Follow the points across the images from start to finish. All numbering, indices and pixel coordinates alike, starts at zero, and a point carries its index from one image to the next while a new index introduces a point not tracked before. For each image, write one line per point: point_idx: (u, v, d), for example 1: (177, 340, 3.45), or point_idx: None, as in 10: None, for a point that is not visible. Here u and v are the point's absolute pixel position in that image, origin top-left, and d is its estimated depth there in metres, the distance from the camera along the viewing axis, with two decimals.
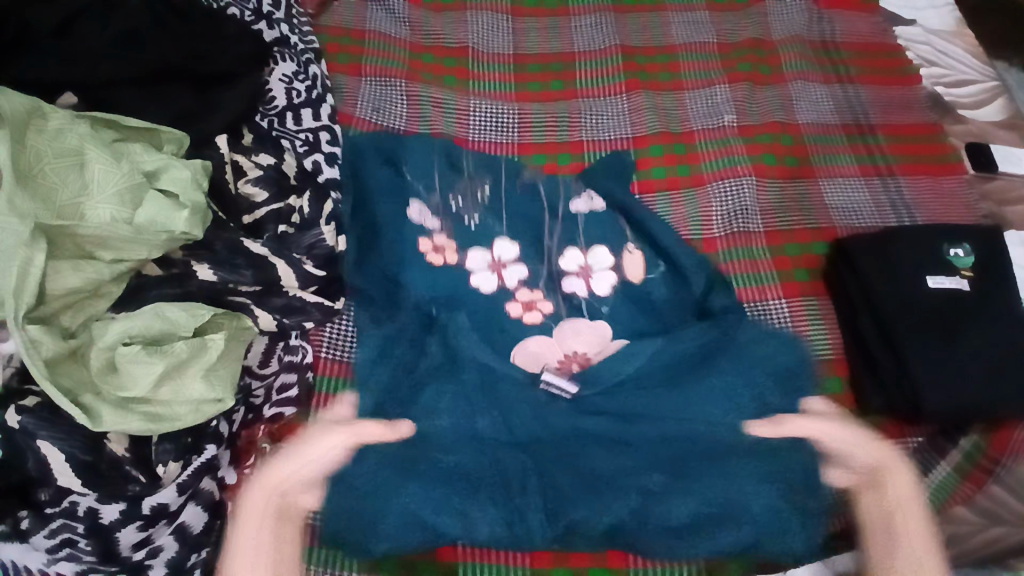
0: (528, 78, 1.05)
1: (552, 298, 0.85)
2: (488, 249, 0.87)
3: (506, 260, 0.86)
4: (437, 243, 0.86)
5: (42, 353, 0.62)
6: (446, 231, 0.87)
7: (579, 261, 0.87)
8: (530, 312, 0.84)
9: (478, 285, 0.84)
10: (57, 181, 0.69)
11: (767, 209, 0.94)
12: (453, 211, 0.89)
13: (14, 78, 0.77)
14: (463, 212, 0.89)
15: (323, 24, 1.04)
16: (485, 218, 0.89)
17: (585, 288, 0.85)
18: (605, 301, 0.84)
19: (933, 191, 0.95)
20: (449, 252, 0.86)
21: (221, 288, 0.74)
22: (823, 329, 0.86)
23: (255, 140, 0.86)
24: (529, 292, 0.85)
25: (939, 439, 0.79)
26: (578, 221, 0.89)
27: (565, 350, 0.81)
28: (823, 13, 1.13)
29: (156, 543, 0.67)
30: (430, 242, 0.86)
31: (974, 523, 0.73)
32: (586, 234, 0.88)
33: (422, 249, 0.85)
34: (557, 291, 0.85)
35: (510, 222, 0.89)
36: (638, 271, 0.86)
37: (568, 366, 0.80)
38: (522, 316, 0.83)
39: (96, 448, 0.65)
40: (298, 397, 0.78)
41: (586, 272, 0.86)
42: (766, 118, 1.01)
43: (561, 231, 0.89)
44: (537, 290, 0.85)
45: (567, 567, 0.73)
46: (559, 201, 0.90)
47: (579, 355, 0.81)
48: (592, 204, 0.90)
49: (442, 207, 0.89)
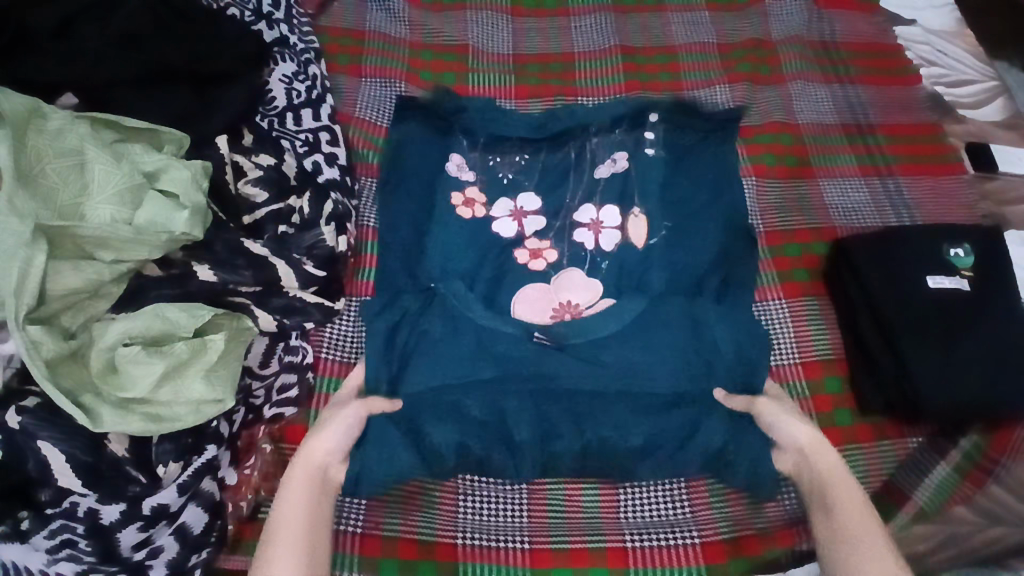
0: (527, 77, 1.04)
1: (560, 247, 0.83)
2: (511, 198, 0.86)
3: (527, 209, 0.85)
4: (467, 197, 0.86)
5: (41, 353, 0.62)
6: (478, 185, 0.87)
7: (591, 215, 0.85)
8: (536, 260, 0.82)
9: (499, 230, 0.84)
10: (58, 181, 0.68)
11: (766, 211, 0.94)
12: (490, 166, 0.88)
13: (13, 79, 0.77)
14: (499, 169, 0.88)
15: (323, 23, 1.05)
16: (518, 177, 0.88)
17: (593, 241, 0.83)
18: (608, 257, 0.82)
19: (933, 191, 0.96)
20: (478, 205, 0.85)
21: (220, 289, 0.74)
22: (823, 328, 0.87)
23: (255, 142, 0.85)
24: (539, 242, 0.83)
25: (939, 439, 0.80)
26: (598, 184, 0.87)
27: (559, 298, 0.79)
28: (823, 13, 1.13)
29: (156, 543, 0.67)
30: (462, 195, 0.86)
31: (973, 523, 0.74)
32: (603, 194, 0.86)
33: (453, 204, 0.85)
34: (564, 241, 0.83)
35: (539, 180, 0.88)
36: (640, 236, 0.82)
37: (561, 315, 0.78)
38: (528, 263, 0.82)
39: (96, 449, 0.65)
40: (298, 397, 0.78)
41: (596, 226, 0.84)
42: (767, 118, 1.02)
43: (583, 191, 0.87)
44: (547, 240, 0.83)
45: (567, 568, 0.71)
46: (584, 166, 0.88)
47: (572, 305, 0.78)
48: (615, 167, 0.88)
49: (480, 163, 0.88)
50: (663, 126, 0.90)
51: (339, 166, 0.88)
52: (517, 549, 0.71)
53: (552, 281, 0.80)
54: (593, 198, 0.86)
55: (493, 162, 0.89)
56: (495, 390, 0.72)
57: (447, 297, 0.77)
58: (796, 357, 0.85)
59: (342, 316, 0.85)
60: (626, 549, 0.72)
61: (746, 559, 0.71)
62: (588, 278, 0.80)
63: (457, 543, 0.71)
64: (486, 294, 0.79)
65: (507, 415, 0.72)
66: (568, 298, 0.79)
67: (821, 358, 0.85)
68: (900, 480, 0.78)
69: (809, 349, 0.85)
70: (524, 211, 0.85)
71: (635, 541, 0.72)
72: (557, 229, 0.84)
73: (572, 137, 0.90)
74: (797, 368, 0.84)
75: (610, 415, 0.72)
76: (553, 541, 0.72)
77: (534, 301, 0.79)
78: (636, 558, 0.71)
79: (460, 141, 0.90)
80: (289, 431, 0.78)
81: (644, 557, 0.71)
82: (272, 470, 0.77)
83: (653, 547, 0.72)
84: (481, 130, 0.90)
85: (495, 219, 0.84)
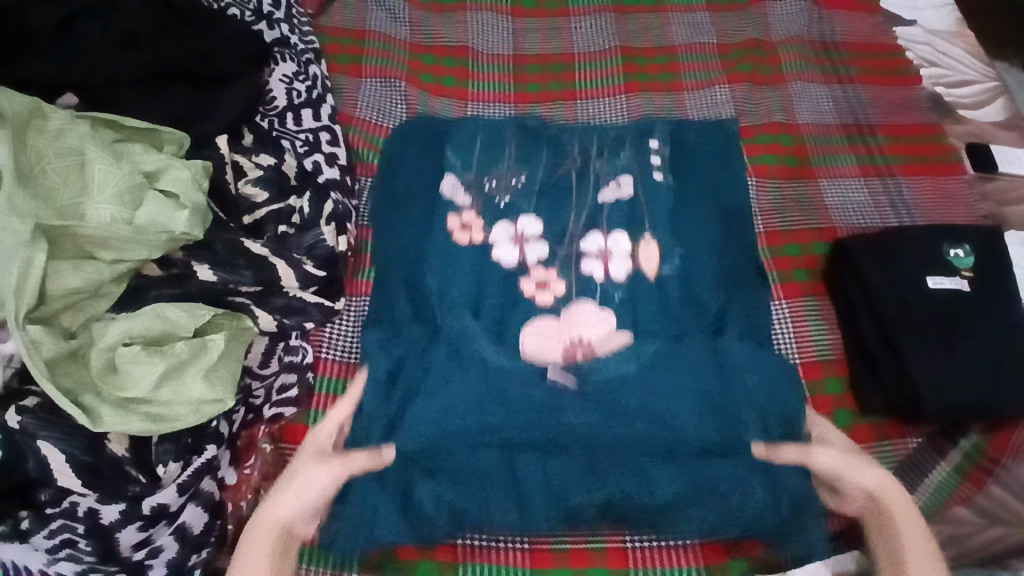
0: (527, 78, 1.05)
1: (567, 278, 0.84)
2: (512, 223, 0.88)
3: (528, 234, 0.87)
4: (464, 221, 0.88)
5: (42, 353, 0.62)
6: (473, 208, 0.89)
7: (599, 243, 0.86)
8: (543, 292, 0.83)
9: (500, 258, 0.85)
10: (58, 181, 0.68)
11: (766, 211, 0.94)
12: (486, 191, 0.90)
13: (17, 79, 0.78)
14: (496, 194, 0.90)
15: (323, 23, 1.05)
16: (515, 199, 0.90)
17: (603, 271, 0.85)
18: (619, 287, 0.84)
19: (933, 191, 0.96)
20: (475, 230, 0.87)
21: (220, 288, 0.74)
22: (823, 328, 0.87)
23: (255, 141, 0.86)
24: (545, 271, 0.85)
25: (939, 439, 0.80)
26: (604, 209, 0.89)
27: (571, 333, 0.80)
28: (823, 13, 1.13)
29: (156, 543, 0.67)
30: (458, 219, 0.88)
31: (973, 523, 0.74)
32: (610, 218, 0.88)
33: (449, 228, 0.87)
34: (572, 271, 0.85)
35: (539, 202, 0.89)
36: (653, 262, 0.85)
37: (573, 351, 0.78)
38: (535, 294, 0.83)
39: (95, 449, 0.65)
40: (298, 397, 0.78)
41: (605, 254, 0.86)
42: (766, 118, 1.02)
43: (587, 217, 0.88)
44: (553, 268, 0.85)
45: (567, 568, 0.71)
46: (588, 192, 0.90)
47: (584, 341, 0.79)
48: (619, 192, 0.90)
49: (476, 186, 0.90)
50: (665, 146, 0.94)
51: (339, 166, 0.88)
52: (517, 550, 0.72)
53: (561, 313, 0.82)
54: (599, 225, 0.88)
55: (489, 184, 0.90)
56: (506, 458, 0.72)
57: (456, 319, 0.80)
58: (796, 356, 0.85)
59: (342, 316, 0.85)
60: (626, 549, 0.72)
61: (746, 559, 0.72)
62: (600, 308, 0.82)
63: (456, 543, 0.72)
64: (493, 323, 0.81)
65: (519, 466, 0.71)
66: (579, 332, 0.80)
67: (821, 358, 0.85)
68: (900, 480, 0.78)
69: (810, 349, 0.85)
70: (525, 236, 0.87)
71: (635, 540, 0.72)
72: (563, 257, 0.86)
73: (572, 157, 0.93)
74: (797, 368, 0.84)
75: (624, 470, 0.71)
76: (553, 541, 0.72)
77: (540, 335, 0.80)
78: (636, 559, 0.71)
79: (454, 165, 0.91)
80: (289, 431, 0.77)
81: (644, 558, 0.71)
82: (271, 470, 0.75)
83: (653, 547, 0.72)
84: (475, 153, 0.92)
85: (495, 245, 0.86)
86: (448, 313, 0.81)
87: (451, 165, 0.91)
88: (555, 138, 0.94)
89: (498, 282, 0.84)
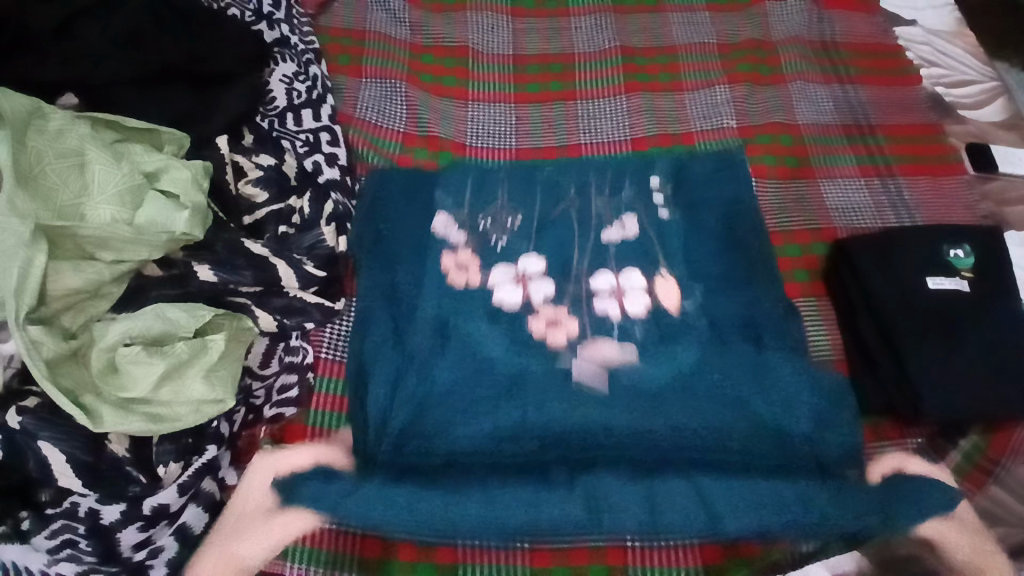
0: (527, 78, 1.05)
1: (581, 318, 0.83)
2: (512, 266, 0.87)
3: (531, 274, 0.86)
4: (458, 258, 0.87)
5: (42, 353, 0.62)
6: (468, 245, 0.88)
7: (610, 281, 0.85)
8: (556, 329, 0.82)
9: (501, 301, 0.84)
10: (58, 181, 0.68)
11: (766, 211, 0.95)
12: (480, 229, 0.89)
13: (15, 78, 0.77)
14: (490, 233, 0.89)
15: (323, 23, 1.05)
16: (513, 241, 0.89)
17: (619, 308, 0.84)
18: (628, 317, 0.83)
19: (934, 191, 0.96)
20: (470, 270, 0.86)
21: (220, 288, 0.75)
22: (822, 328, 0.87)
23: (255, 140, 0.86)
24: (554, 309, 0.84)
25: (939, 439, 0.79)
26: (609, 249, 0.88)
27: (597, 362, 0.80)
28: (823, 13, 1.13)
29: (157, 543, 0.68)
30: (452, 257, 0.87)
31: None
32: (618, 257, 0.87)
33: (442, 265, 0.86)
34: (585, 306, 0.84)
35: (538, 239, 0.89)
36: (675, 301, 0.84)
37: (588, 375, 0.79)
38: (542, 328, 0.82)
39: (96, 449, 0.64)
40: (298, 397, 0.78)
41: (619, 292, 0.85)
42: (766, 118, 1.02)
43: (592, 258, 0.87)
44: (564, 306, 0.84)
45: (566, 567, 0.72)
46: (591, 229, 0.89)
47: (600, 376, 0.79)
48: (624, 232, 0.89)
49: (469, 223, 0.90)
50: (668, 167, 0.94)
51: (339, 167, 0.88)
52: (516, 549, 0.73)
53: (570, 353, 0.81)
54: (608, 264, 0.87)
55: (483, 223, 0.90)
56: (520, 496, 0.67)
57: (465, 342, 0.81)
58: None
59: (342, 316, 0.85)
60: (626, 547, 0.73)
61: (747, 562, 0.71)
62: (622, 345, 0.81)
63: (456, 546, 0.72)
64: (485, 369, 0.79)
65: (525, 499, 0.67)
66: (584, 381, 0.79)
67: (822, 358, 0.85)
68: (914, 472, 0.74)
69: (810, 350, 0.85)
70: (528, 276, 0.86)
71: (636, 540, 0.72)
72: (569, 292, 0.85)
73: (565, 192, 0.92)
74: None
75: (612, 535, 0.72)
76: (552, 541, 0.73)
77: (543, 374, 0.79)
78: (636, 557, 0.72)
79: (446, 204, 0.91)
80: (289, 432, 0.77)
81: (644, 556, 0.72)
82: None
83: (652, 547, 0.73)
84: (466, 191, 0.92)
85: (496, 289, 0.85)
86: (446, 357, 0.80)
87: (442, 204, 0.91)
88: (549, 170, 0.94)
89: (501, 323, 0.82)
